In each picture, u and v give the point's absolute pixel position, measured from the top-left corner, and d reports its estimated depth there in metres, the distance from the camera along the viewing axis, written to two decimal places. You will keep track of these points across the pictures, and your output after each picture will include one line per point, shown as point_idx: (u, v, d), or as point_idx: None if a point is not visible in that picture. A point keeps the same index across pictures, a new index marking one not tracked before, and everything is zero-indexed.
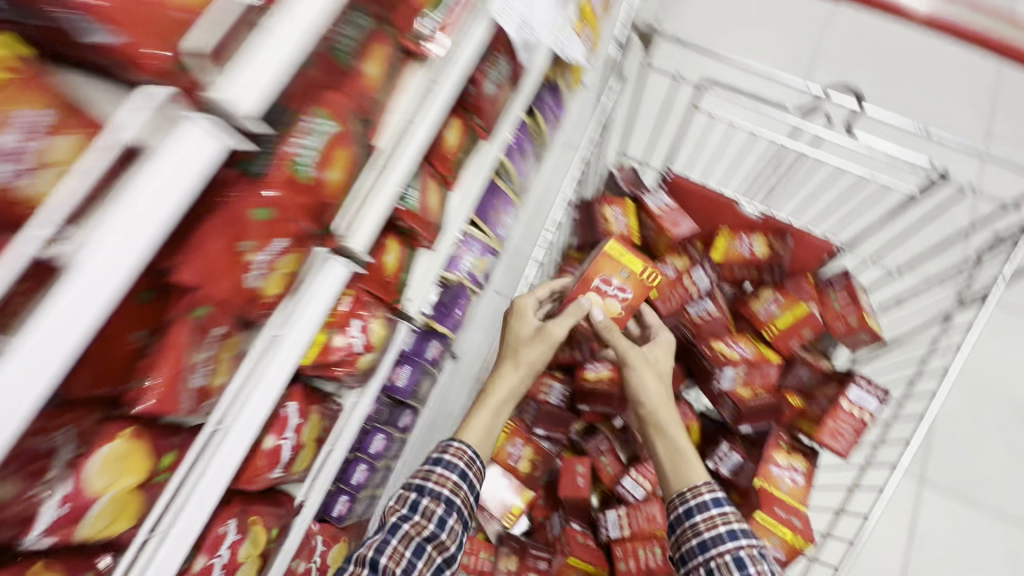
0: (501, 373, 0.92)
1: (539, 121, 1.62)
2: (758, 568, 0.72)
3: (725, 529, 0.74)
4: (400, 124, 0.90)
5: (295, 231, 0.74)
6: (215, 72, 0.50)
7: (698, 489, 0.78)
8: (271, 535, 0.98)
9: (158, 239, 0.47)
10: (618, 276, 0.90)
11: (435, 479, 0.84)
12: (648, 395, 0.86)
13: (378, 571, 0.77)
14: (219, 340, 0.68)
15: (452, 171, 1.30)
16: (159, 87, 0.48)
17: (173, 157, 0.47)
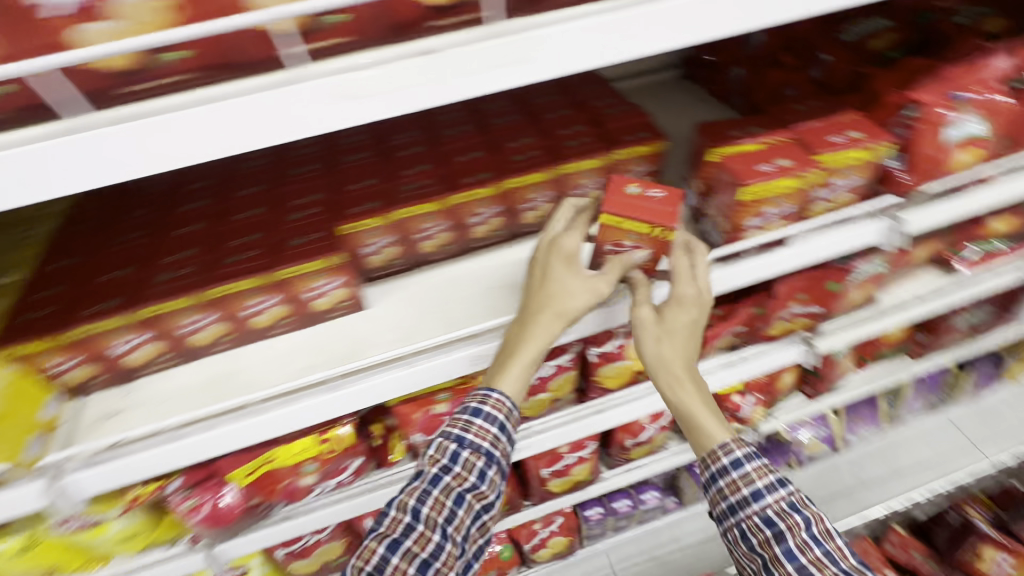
0: (533, 322, 0.67)
1: (961, 377, 1.60)
2: (788, 522, 0.60)
3: (748, 489, 0.64)
4: (903, 297, 1.10)
5: (821, 309, 0.97)
6: (916, 201, 0.77)
7: (716, 453, 0.67)
8: (585, 476, 1.22)
9: (822, 259, 0.76)
10: (627, 234, 0.68)
11: (474, 430, 0.68)
12: (657, 354, 0.69)
13: (421, 521, 0.64)
14: (733, 334, 0.94)
15: (872, 356, 1.40)
16: (882, 191, 0.78)
17: (863, 230, 0.76)
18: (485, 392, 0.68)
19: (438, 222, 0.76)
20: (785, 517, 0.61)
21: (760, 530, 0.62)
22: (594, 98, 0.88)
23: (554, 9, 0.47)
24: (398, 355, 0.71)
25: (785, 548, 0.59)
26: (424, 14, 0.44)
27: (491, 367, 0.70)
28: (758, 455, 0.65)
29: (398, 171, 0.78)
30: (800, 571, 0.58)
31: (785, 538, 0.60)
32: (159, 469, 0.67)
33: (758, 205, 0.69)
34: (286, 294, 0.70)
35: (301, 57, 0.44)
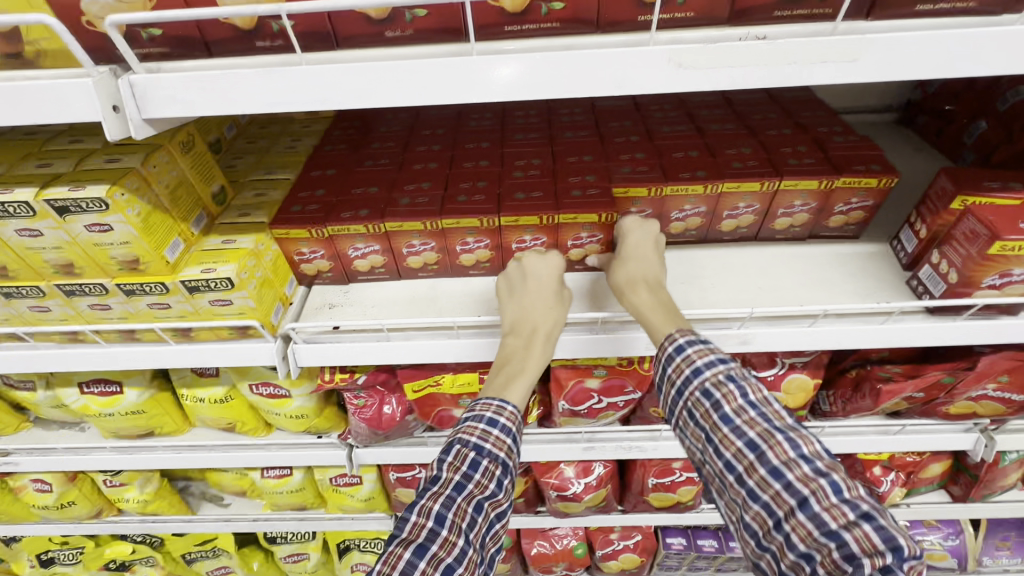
0: (526, 343, 0.71)
1: None
2: (724, 392, 0.59)
3: (689, 368, 0.62)
4: None
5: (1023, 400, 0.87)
6: None
7: (664, 345, 0.65)
8: (688, 501, 1.19)
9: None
10: (581, 228, 0.77)
11: (493, 440, 0.64)
12: (618, 287, 0.73)
13: (445, 526, 0.58)
14: (907, 397, 0.88)
15: None
16: None
17: None
18: (498, 403, 0.67)
19: (643, 208, 0.79)
20: (721, 386, 0.59)
21: (699, 402, 0.60)
22: (819, 123, 0.86)
23: (906, 16, 0.44)
24: (581, 319, 0.77)
25: (722, 414, 0.58)
26: (776, 2, 0.44)
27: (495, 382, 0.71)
28: (698, 337, 0.63)
29: (614, 153, 0.83)
30: (737, 431, 0.57)
31: (722, 405, 0.58)
32: (366, 360, 0.76)
33: (1004, 262, 0.64)
34: (497, 240, 0.78)
35: (655, 23, 0.44)
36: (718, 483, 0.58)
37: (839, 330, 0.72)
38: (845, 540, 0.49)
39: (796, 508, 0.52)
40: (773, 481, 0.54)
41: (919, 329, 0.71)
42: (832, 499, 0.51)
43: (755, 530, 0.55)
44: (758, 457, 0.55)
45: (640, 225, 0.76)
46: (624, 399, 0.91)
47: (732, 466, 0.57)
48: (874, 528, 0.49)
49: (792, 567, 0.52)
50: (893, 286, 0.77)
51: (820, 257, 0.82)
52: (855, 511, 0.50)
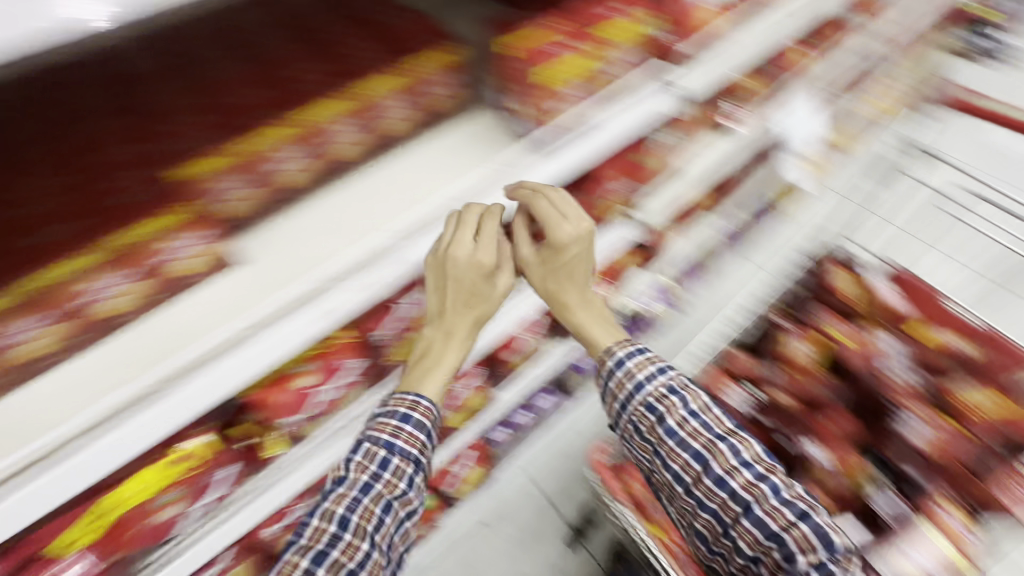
0: (444, 337, 0.78)
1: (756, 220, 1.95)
2: (664, 406, 0.78)
3: (631, 382, 0.81)
4: (695, 156, 1.25)
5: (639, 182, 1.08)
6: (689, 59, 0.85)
7: (607, 358, 0.84)
8: (481, 402, 1.26)
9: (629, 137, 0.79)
10: (161, 240, 0.61)
11: (404, 437, 0.73)
12: (541, 285, 0.84)
13: (349, 529, 0.68)
14: None
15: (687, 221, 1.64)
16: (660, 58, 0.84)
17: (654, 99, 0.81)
18: (413, 397, 0.76)
19: (234, 180, 0.66)
20: (664, 401, 0.79)
21: (646, 417, 0.79)
22: None
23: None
24: (234, 337, 0.59)
25: (667, 427, 0.78)
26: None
27: (415, 373, 0.78)
28: (637, 351, 0.83)
29: (154, 125, 0.64)
30: (679, 441, 0.77)
31: (666, 419, 0.78)
32: None
33: (553, 85, 0.77)
34: (52, 309, 0.56)
35: None
36: (673, 490, 0.80)
37: (489, 204, 0.71)
38: (783, 537, 0.70)
39: (742, 512, 0.73)
40: (718, 491, 0.74)
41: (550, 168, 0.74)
42: (769, 501, 0.72)
43: (710, 530, 0.78)
44: (703, 467, 0.75)
45: (562, 210, 0.76)
46: (349, 375, 0.82)
47: (683, 475, 0.77)
48: (810, 528, 0.70)
49: (746, 562, 0.75)
50: (513, 141, 0.79)
51: (450, 143, 0.78)
52: (790, 510, 0.71)
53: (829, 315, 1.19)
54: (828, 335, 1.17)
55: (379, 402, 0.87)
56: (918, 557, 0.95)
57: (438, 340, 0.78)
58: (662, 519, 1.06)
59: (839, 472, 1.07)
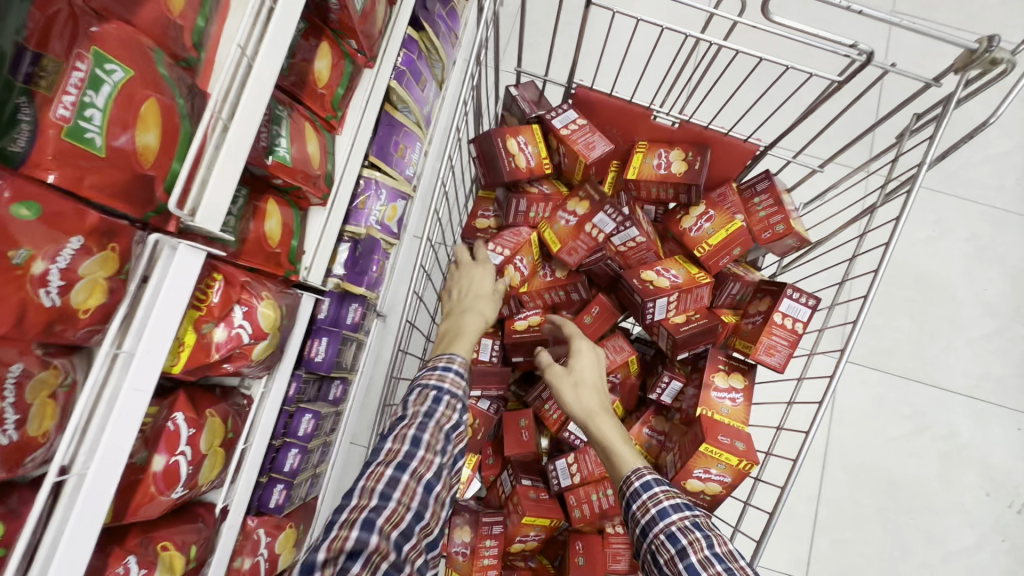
0: (461, 317, 0.82)
1: (429, 37, 1.43)
2: (689, 538, 0.64)
3: (654, 507, 0.68)
4: (234, 55, 0.68)
5: (102, 221, 0.57)
6: None
7: (632, 479, 0.71)
8: (190, 555, 0.88)
9: None
10: None
11: (452, 378, 0.75)
12: (574, 401, 0.79)
13: (422, 446, 0.70)
14: (21, 382, 0.54)
15: (331, 110, 1.10)
16: None
17: None
18: (440, 370, 0.76)
19: None
20: (688, 534, 0.64)
21: (666, 548, 0.65)
22: None
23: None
24: None
25: (687, 564, 0.62)
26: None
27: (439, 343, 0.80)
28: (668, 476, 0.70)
29: None
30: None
31: (688, 555, 0.63)
32: None
33: None
34: None
35: None
36: None
37: None
38: None
39: None
40: None
41: None
42: None
43: None
44: None
45: (591, 345, 0.84)
46: None
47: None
48: None
49: None
50: None
51: None
52: None
53: (529, 202, 0.87)
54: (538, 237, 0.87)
55: None
56: (709, 472, 0.77)
57: (449, 325, 0.82)
58: (464, 561, 0.86)
59: (610, 375, 0.90)
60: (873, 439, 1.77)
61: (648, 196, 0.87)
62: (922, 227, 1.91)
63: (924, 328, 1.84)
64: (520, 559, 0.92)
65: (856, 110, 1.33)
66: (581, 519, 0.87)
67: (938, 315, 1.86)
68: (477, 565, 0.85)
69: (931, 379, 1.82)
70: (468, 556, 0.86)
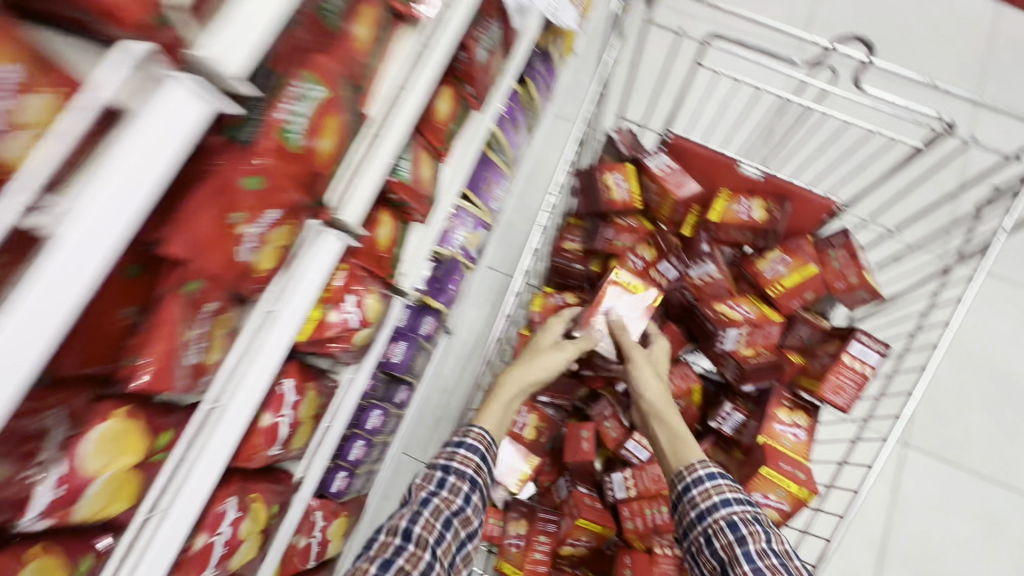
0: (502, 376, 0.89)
1: (530, 90, 1.60)
2: (750, 530, 0.69)
3: (717, 496, 0.73)
4: (389, 90, 0.88)
5: (288, 202, 0.71)
6: (195, 29, 0.47)
7: (693, 466, 0.76)
8: (271, 510, 0.98)
9: (139, 217, 0.44)
10: None
11: (460, 460, 0.81)
12: (648, 382, 0.86)
13: (412, 541, 0.73)
14: (212, 316, 0.66)
15: (443, 142, 1.25)
16: (143, 43, 0.45)
17: (153, 128, 0.44)
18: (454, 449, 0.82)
19: None
20: (749, 524, 0.70)
21: (724, 534, 0.70)
22: None
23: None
24: None
25: (745, 550, 0.68)
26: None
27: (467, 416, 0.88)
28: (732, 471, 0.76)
29: None
30: (757, 572, 0.66)
31: (746, 542, 0.68)
32: None
33: None
34: None
35: None
36: None
37: None
38: None
39: None
40: None
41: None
42: None
43: None
44: None
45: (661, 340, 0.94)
46: None
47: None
48: None
49: None
50: None
51: None
52: None
53: (616, 231, 0.97)
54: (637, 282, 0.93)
55: None
56: (768, 498, 0.81)
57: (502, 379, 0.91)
58: (516, 553, 0.93)
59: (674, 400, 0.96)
60: (938, 536, 1.65)
61: (726, 238, 0.95)
62: (1002, 319, 1.84)
63: (1001, 424, 1.75)
64: (567, 564, 0.96)
65: (936, 191, 1.36)
66: (633, 531, 0.91)
67: (1016, 412, 1.76)
68: (528, 558, 0.91)
69: (1005, 480, 1.70)
70: (521, 548, 0.93)
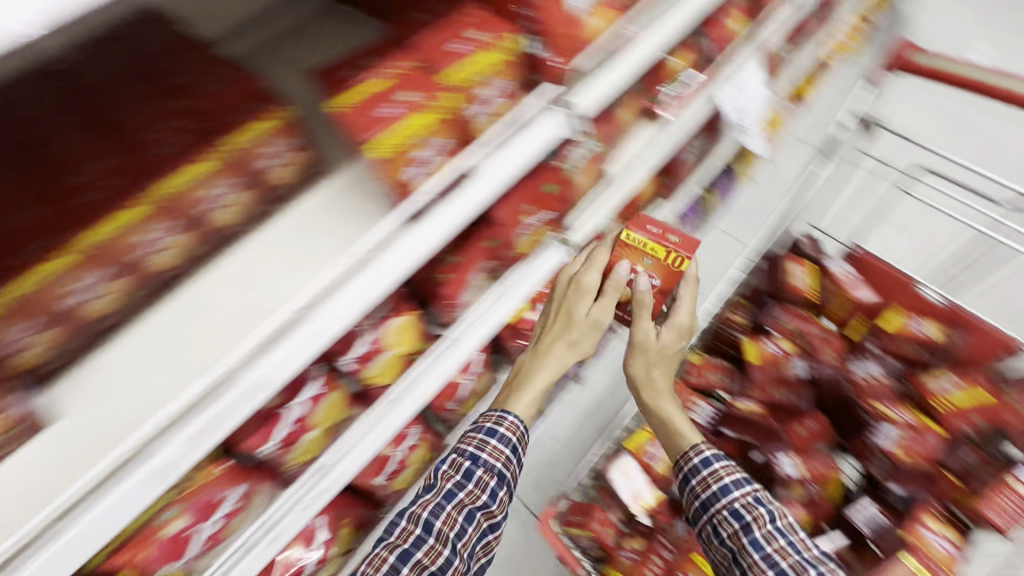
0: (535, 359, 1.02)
1: (710, 199, 1.88)
2: (752, 514, 0.79)
3: (717, 485, 0.84)
4: (627, 161, 1.15)
5: (552, 213, 0.97)
6: (581, 82, 0.73)
7: (689, 455, 0.90)
8: (428, 454, 1.18)
9: (510, 180, 0.68)
10: None
11: (488, 450, 0.92)
12: (644, 371, 1.01)
13: (433, 533, 0.84)
14: (486, 271, 0.91)
15: (634, 214, 1.51)
16: (556, 87, 0.71)
17: (535, 134, 0.70)
18: (497, 416, 0.96)
19: (25, 326, 0.53)
20: (751, 509, 0.80)
21: (728, 521, 0.81)
22: (185, 72, 0.66)
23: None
24: (22, 541, 0.49)
25: (753, 539, 0.78)
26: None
27: (513, 388, 1.03)
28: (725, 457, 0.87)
29: None
30: (765, 557, 0.76)
31: (752, 529, 0.78)
32: None
33: (403, 154, 0.60)
34: None
35: None
36: None
37: (337, 306, 0.60)
38: None
39: None
40: None
41: (405, 246, 0.64)
42: None
43: None
44: None
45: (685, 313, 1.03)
46: (231, 504, 0.71)
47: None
48: None
49: None
50: (381, 213, 0.67)
51: (300, 221, 0.68)
52: None
53: (787, 315, 1.10)
54: (659, 248, 0.99)
55: (272, 523, 0.73)
56: None
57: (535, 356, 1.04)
58: (627, 564, 1.02)
59: (811, 483, 0.99)
60: None
61: (894, 349, 1.02)
62: None
63: None
64: None
65: None
66: None
67: None
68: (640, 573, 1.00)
69: None
70: (635, 562, 1.02)
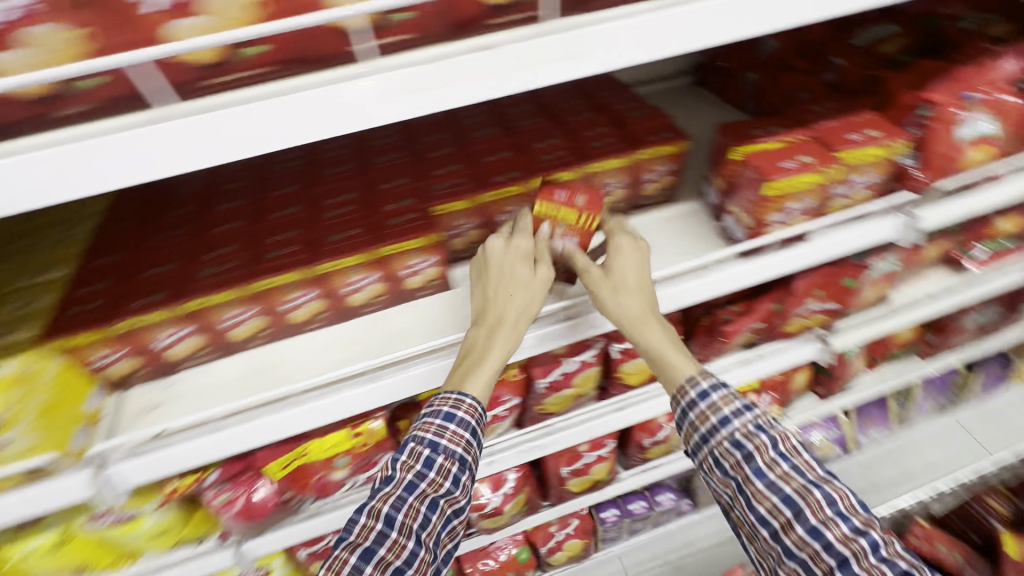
0: (490, 331, 0.68)
1: (970, 378, 1.66)
2: (755, 444, 0.62)
3: (715, 417, 0.65)
4: (913, 295, 1.14)
5: (833, 308, 1.01)
6: (935, 199, 0.80)
7: (685, 387, 0.68)
8: (604, 475, 1.24)
9: (830, 257, 0.79)
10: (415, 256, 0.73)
11: (448, 436, 0.66)
12: (617, 311, 0.70)
13: (395, 528, 0.61)
14: (753, 332, 0.98)
15: (882, 356, 1.43)
16: (910, 194, 0.79)
17: (872, 228, 0.79)
18: (457, 395, 0.66)
19: (472, 219, 0.78)
20: (752, 438, 0.63)
21: (731, 455, 0.63)
22: (616, 101, 0.91)
23: (609, 6, 0.47)
24: (437, 346, 0.72)
25: (755, 468, 0.61)
26: (485, 11, 0.44)
27: (458, 372, 0.69)
28: (723, 386, 0.67)
29: (430, 170, 0.80)
30: (771, 486, 0.60)
31: (754, 458, 0.62)
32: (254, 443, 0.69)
33: (779, 200, 0.72)
34: (326, 288, 0.72)
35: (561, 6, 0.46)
36: (752, 533, 0.62)
37: (667, 293, 0.76)
38: None
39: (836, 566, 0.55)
40: (812, 541, 0.57)
41: (732, 272, 0.77)
42: (867, 558, 0.55)
43: None
44: (794, 514, 0.58)
45: (635, 246, 0.73)
46: (502, 410, 0.90)
47: (769, 520, 0.59)
48: None
49: None
50: (714, 241, 0.82)
51: (644, 226, 0.86)
52: (893, 569, 0.54)
53: None
54: (573, 209, 0.75)
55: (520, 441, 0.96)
56: None
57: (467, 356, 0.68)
58: None
59: None
60: None
61: None
62: None
63: None
64: None
65: None
66: None
67: None
68: None
69: None
70: None
